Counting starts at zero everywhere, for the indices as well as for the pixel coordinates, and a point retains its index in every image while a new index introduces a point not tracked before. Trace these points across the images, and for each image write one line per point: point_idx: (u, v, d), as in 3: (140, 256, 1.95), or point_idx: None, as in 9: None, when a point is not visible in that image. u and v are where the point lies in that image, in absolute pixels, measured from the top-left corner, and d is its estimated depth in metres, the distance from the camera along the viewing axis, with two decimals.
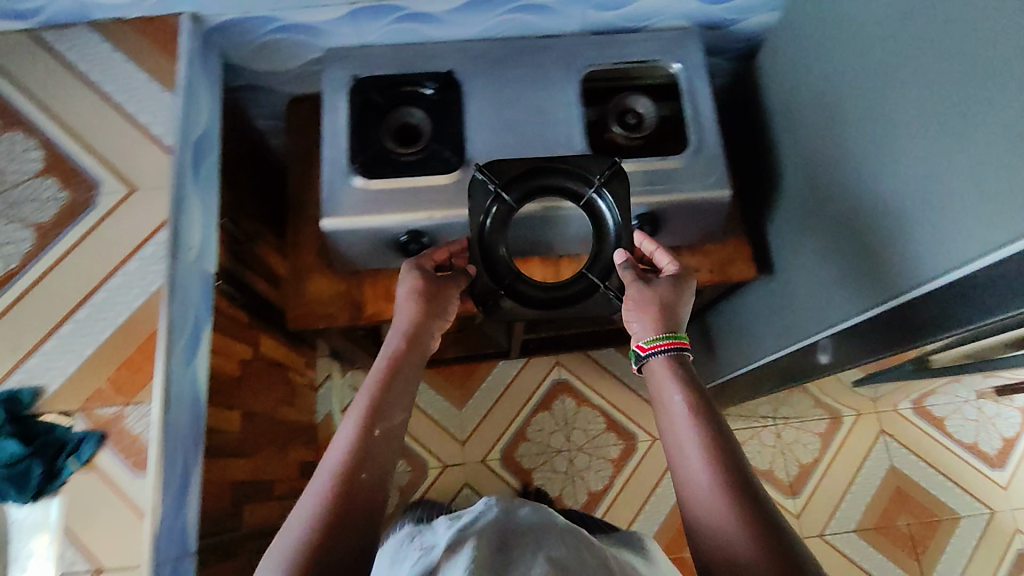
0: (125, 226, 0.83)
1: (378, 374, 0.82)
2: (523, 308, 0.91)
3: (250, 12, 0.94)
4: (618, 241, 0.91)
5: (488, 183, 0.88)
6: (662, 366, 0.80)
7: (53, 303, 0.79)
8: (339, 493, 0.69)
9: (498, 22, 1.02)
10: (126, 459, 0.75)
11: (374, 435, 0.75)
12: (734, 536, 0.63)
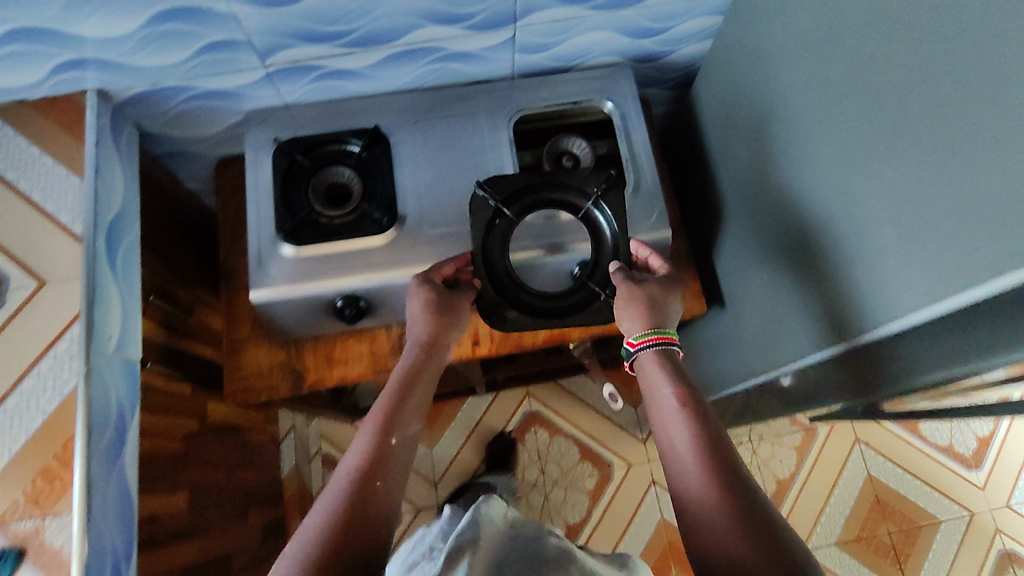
0: (32, 324, 0.78)
1: (392, 383, 0.80)
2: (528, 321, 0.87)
3: (159, 84, 0.91)
4: (616, 249, 0.88)
5: (488, 200, 0.85)
6: (651, 358, 0.79)
7: None
8: (350, 501, 0.66)
9: (423, 72, 1.00)
10: None
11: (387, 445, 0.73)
12: (725, 526, 0.62)
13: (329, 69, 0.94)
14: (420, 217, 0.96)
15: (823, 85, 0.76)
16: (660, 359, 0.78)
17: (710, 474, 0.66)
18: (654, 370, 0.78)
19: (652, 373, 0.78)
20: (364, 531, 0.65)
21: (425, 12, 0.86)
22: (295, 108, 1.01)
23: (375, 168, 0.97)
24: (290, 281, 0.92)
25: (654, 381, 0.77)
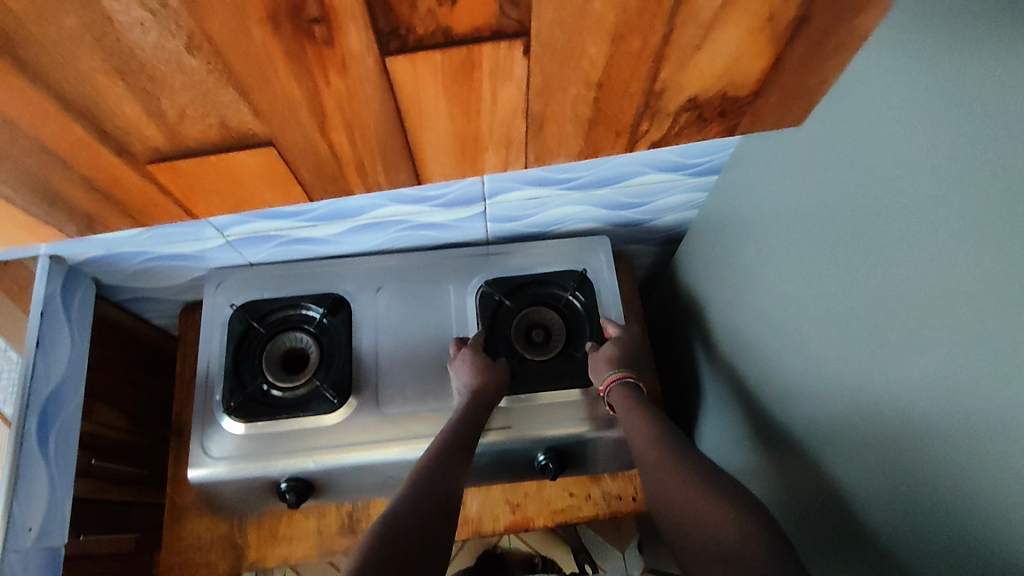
0: None
1: (441, 435, 0.78)
2: (524, 388, 0.89)
3: (114, 250, 0.89)
4: (590, 324, 0.93)
5: (491, 294, 0.94)
6: (615, 392, 0.83)
7: None
8: (402, 526, 0.62)
9: (392, 237, 0.97)
10: None
11: (434, 485, 0.69)
12: (709, 517, 0.63)
13: (293, 237, 0.92)
14: (377, 394, 0.91)
15: (802, 313, 0.71)
16: (624, 393, 0.82)
17: (689, 484, 0.67)
18: (623, 406, 0.81)
19: (619, 410, 0.81)
20: (425, 528, 0.63)
21: (390, 196, 0.84)
22: (259, 267, 0.99)
23: (334, 338, 0.93)
24: (234, 462, 0.86)
25: (624, 419, 0.79)
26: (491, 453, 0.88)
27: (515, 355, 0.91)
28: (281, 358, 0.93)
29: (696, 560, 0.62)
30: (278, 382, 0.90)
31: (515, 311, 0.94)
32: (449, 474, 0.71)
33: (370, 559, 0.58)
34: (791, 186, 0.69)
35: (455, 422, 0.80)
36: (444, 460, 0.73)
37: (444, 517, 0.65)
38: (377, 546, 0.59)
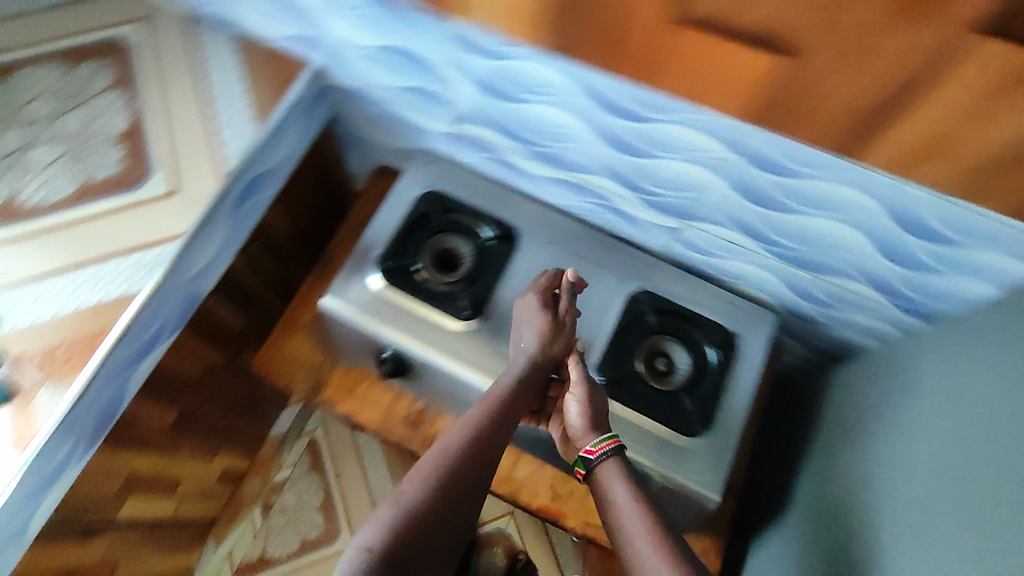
0: (148, 225, 0.85)
1: (494, 396, 0.77)
2: (623, 398, 0.88)
3: (366, 89, 0.99)
4: (714, 383, 0.89)
5: (637, 300, 0.93)
6: (606, 465, 0.76)
7: (51, 252, 0.84)
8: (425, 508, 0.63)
9: (584, 206, 0.99)
10: (14, 433, 0.75)
11: (467, 458, 0.69)
12: None
13: (506, 156, 0.98)
14: (499, 326, 0.93)
15: (938, 492, 0.65)
16: (620, 468, 0.75)
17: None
18: (614, 480, 0.74)
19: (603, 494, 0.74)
20: (443, 520, 0.64)
21: (608, 167, 0.86)
22: (461, 167, 1.05)
23: (490, 260, 0.97)
24: (359, 311, 0.93)
25: (616, 492, 0.73)
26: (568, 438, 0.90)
27: (630, 366, 0.90)
28: (439, 251, 0.99)
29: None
30: (427, 269, 0.96)
31: (656, 332, 0.92)
32: (480, 460, 0.70)
33: (391, 545, 0.59)
34: (1016, 373, 0.62)
35: (511, 388, 0.79)
36: (483, 438, 0.72)
37: (465, 506, 0.67)
38: (397, 531, 0.60)
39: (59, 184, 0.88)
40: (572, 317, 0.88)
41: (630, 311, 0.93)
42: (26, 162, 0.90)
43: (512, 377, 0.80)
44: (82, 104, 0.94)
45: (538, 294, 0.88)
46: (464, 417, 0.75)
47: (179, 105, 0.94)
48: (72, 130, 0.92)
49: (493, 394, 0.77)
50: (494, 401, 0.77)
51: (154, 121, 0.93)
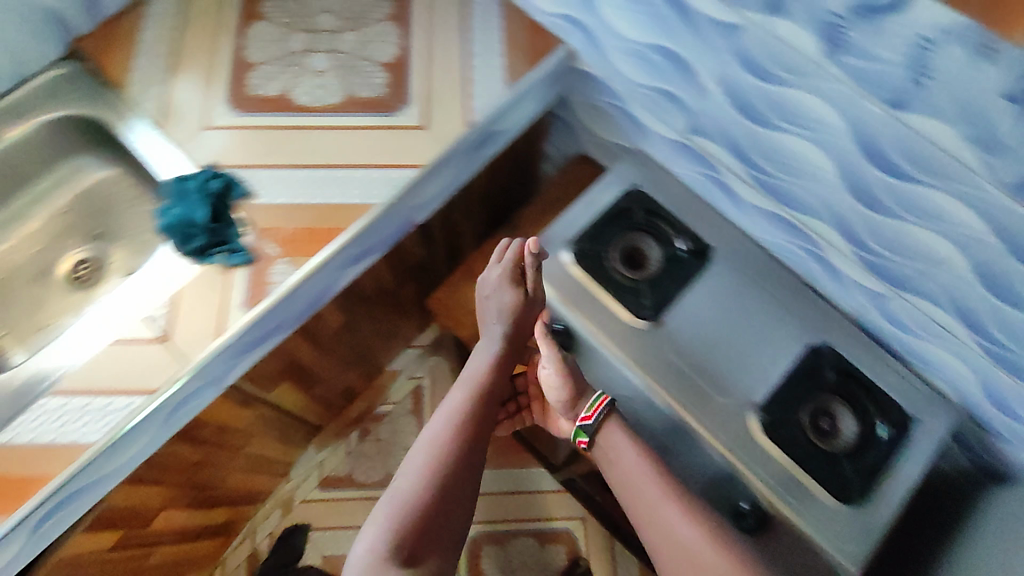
0: (396, 148, 0.94)
1: (475, 384, 0.89)
2: (781, 445, 0.87)
3: (608, 80, 1.02)
4: (877, 460, 0.87)
5: (819, 354, 0.92)
6: (610, 424, 0.89)
7: (309, 147, 0.93)
8: (427, 500, 0.79)
9: (787, 248, 0.98)
10: (248, 290, 0.84)
11: (454, 445, 0.84)
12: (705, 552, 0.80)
13: (721, 179, 0.97)
14: (673, 336, 0.93)
15: None
16: (621, 429, 0.89)
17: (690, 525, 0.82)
18: (617, 441, 0.88)
19: (612, 453, 0.88)
20: (439, 505, 0.79)
21: (838, 218, 0.85)
22: (671, 176, 1.05)
23: (679, 270, 0.96)
24: (545, 279, 0.97)
25: (621, 453, 0.88)
26: (710, 460, 0.90)
27: (796, 416, 0.88)
28: (631, 248, 1.00)
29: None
30: (616, 262, 0.98)
31: (830, 390, 0.90)
32: (461, 446, 0.84)
33: (394, 540, 0.75)
34: None
35: (488, 376, 0.90)
36: (462, 427, 0.86)
37: (458, 490, 0.81)
38: (399, 518, 0.77)
39: (326, 93, 0.98)
40: (538, 291, 0.90)
41: (809, 362, 0.91)
42: (303, 67, 1.00)
43: (487, 362, 0.91)
44: (360, 28, 1.03)
45: (507, 268, 0.88)
46: (443, 410, 0.89)
47: (441, 50, 1.01)
48: (347, 48, 1.01)
49: (464, 384, 0.90)
50: (476, 389, 0.89)
51: (416, 59, 1.00)
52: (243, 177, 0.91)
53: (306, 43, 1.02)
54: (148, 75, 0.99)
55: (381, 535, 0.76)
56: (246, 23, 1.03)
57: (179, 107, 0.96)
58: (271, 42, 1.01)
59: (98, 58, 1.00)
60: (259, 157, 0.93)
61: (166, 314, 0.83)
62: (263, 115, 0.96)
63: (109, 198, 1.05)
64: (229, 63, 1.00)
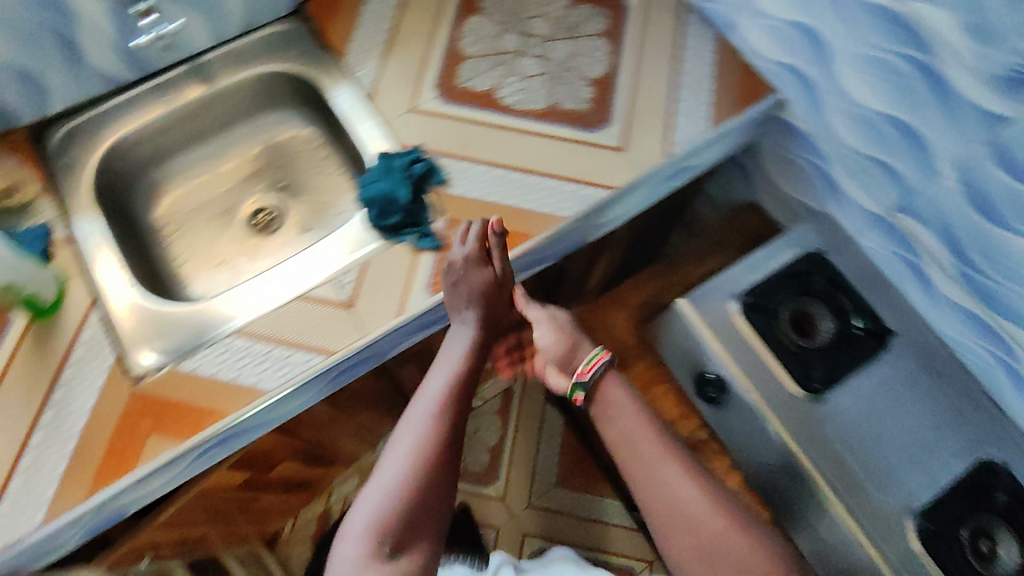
0: (593, 166, 0.93)
1: (453, 367, 0.83)
2: (926, 553, 0.83)
3: (815, 139, 0.96)
4: None
5: (990, 470, 0.85)
6: (610, 386, 0.84)
7: (506, 148, 0.94)
8: (411, 483, 0.73)
9: (977, 355, 0.87)
10: (432, 275, 0.86)
11: (440, 425, 0.78)
12: (713, 526, 0.74)
13: (920, 266, 0.89)
14: (832, 413, 0.90)
15: None
16: (619, 386, 0.84)
17: (697, 498, 0.75)
18: (611, 399, 0.83)
19: (608, 412, 0.82)
20: (419, 491, 0.73)
21: None
22: (856, 249, 0.97)
23: (852, 349, 0.92)
24: (708, 325, 0.96)
25: (619, 416, 0.81)
26: (854, 549, 0.89)
27: (949, 528, 0.84)
28: (802, 314, 0.96)
29: (710, 563, 0.73)
30: (786, 324, 0.95)
31: (998, 514, 0.83)
32: (439, 431, 0.77)
33: (385, 516, 0.71)
34: None
35: (468, 354, 0.84)
36: (439, 415, 0.79)
37: (444, 475, 0.76)
38: (381, 509, 0.72)
39: (531, 98, 0.97)
40: (507, 269, 0.87)
41: (978, 477, 0.85)
42: (512, 67, 1.00)
43: (465, 345, 0.85)
44: (573, 39, 1.02)
45: (474, 249, 0.84)
46: (420, 397, 0.82)
47: (651, 76, 0.99)
48: (557, 58, 1.01)
49: (444, 370, 0.83)
50: (454, 371, 0.83)
51: (624, 81, 0.99)
52: (441, 165, 0.93)
53: (519, 45, 1.02)
54: (364, 48, 1.01)
55: (366, 524, 0.72)
56: (463, 13, 1.04)
57: (389, 84, 0.99)
58: (485, 37, 1.02)
59: (320, 22, 1.03)
60: (458, 149, 0.94)
61: (355, 281, 0.86)
62: (467, 108, 0.97)
63: (299, 156, 1.09)
64: (442, 51, 1.01)
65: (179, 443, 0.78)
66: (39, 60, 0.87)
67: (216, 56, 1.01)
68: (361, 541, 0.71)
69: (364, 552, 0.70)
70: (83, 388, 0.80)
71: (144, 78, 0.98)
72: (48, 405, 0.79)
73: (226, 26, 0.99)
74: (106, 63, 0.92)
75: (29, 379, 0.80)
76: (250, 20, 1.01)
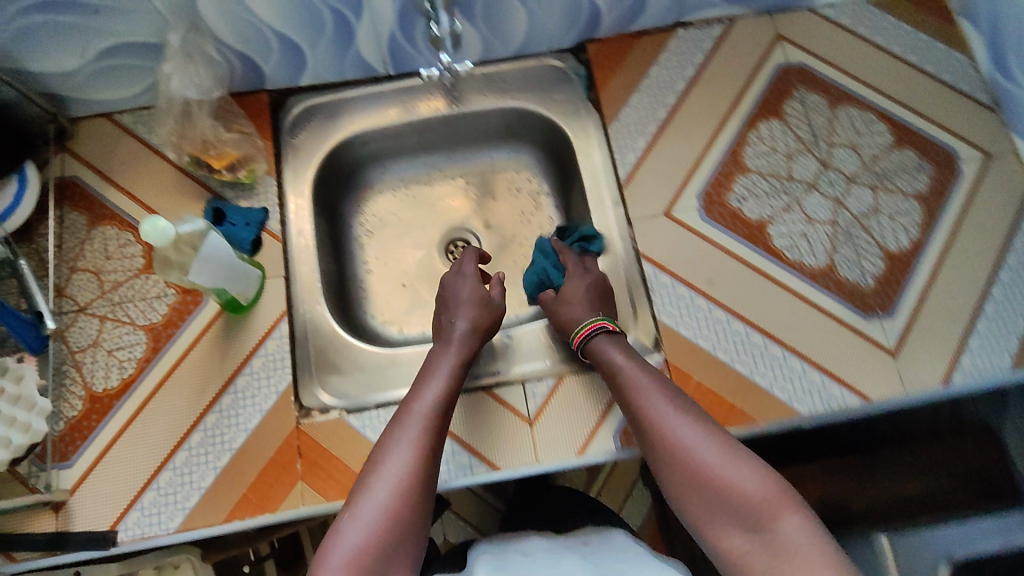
0: (852, 364, 0.78)
1: (441, 382, 0.71)
2: None
3: None
4: None
5: None
6: (608, 349, 0.73)
7: (758, 303, 0.81)
8: (396, 494, 0.60)
9: None
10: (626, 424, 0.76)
11: (417, 424, 0.66)
12: (709, 458, 0.61)
13: None
14: None
15: None
16: (610, 345, 0.73)
17: (690, 433, 0.63)
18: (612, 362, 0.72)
19: (604, 366, 0.73)
20: (401, 524, 0.59)
21: None
22: None
23: None
24: None
25: (620, 366, 0.71)
26: None
27: None
28: None
29: (705, 504, 0.61)
30: None
31: None
32: (427, 450, 0.64)
33: (365, 533, 0.58)
34: None
35: (452, 373, 0.72)
36: (427, 433, 0.65)
37: (426, 508, 0.62)
38: (360, 544, 0.57)
39: (805, 249, 0.82)
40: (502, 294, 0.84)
41: None
42: (795, 202, 0.84)
43: (451, 358, 0.74)
44: (879, 192, 0.85)
45: (470, 261, 0.85)
46: (406, 410, 0.68)
47: (955, 272, 0.82)
48: (852, 209, 0.84)
49: (436, 384, 0.71)
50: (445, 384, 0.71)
51: (923, 269, 0.82)
52: (681, 294, 0.81)
53: (812, 176, 0.85)
54: (636, 118, 0.88)
55: (339, 557, 0.56)
56: (759, 114, 0.88)
57: (649, 173, 0.86)
58: (775, 152, 0.86)
59: (597, 70, 0.90)
60: (703, 282, 0.81)
61: (545, 398, 0.78)
62: (728, 235, 0.83)
63: (514, 196, 0.98)
64: (721, 154, 0.86)
65: (324, 501, 0.74)
66: (312, 42, 0.80)
67: (476, 74, 0.91)
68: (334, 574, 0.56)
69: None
70: (250, 402, 0.78)
71: (395, 76, 0.90)
72: (216, 407, 0.77)
73: (499, 45, 0.88)
74: (368, 56, 0.84)
75: (205, 374, 0.78)
76: (525, 46, 0.89)
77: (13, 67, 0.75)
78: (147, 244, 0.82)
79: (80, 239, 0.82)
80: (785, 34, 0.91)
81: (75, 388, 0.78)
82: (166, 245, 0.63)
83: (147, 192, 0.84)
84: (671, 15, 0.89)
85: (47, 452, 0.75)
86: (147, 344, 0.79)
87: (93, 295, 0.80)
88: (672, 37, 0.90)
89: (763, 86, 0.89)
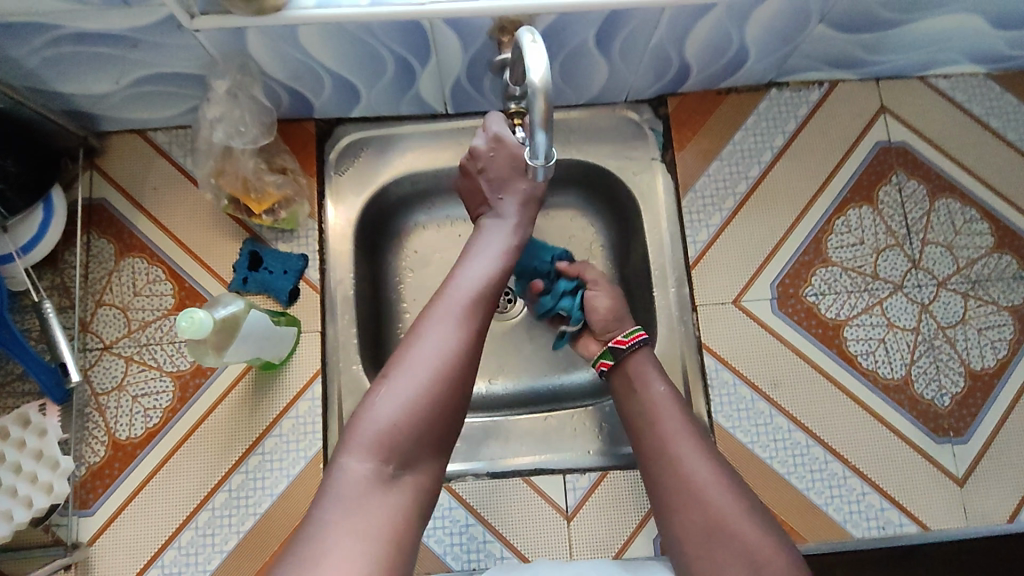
0: (915, 489, 0.74)
1: (493, 256, 0.64)
2: None
3: None
4: None
5: None
6: (640, 361, 0.72)
7: (824, 412, 0.76)
8: (433, 378, 0.55)
9: None
10: None
11: (469, 298, 0.60)
12: (724, 505, 0.59)
13: None
14: None
15: None
16: (646, 360, 0.72)
17: (710, 475, 0.62)
18: (643, 375, 0.71)
19: (638, 386, 0.70)
20: (442, 400, 0.55)
21: None
22: None
23: None
24: None
25: (650, 385, 0.70)
26: None
27: None
28: None
29: (716, 553, 0.58)
30: None
31: None
32: (479, 321, 0.59)
33: (395, 414, 0.54)
34: None
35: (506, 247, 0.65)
36: (478, 302, 0.60)
37: (471, 381, 0.58)
38: (393, 420, 0.54)
39: (881, 358, 0.77)
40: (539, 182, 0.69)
41: None
42: (877, 304, 0.78)
43: (507, 226, 0.67)
44: (970, 301, 0.78)
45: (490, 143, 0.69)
46: (455, 279, 0.62)
47: None
48: (937, 318, 0.78)
49: (485, 256, 0.64)
50: (496, 258, 0.64)
51: (1005, 392, 0.76)
52: (742, 396, 0.76)
53: (899, 276, 0.78)
54: (714, 190, 0.80)
55: (372, 431, 0.53)
56: (850, 199, 0.80)
57: (721, 254, 0.79)
58: (863, 245, 0.79)
59: (675, 129, 0.81)
60: (766, 384, 0.76)
61: (585, 492, 0.74)
62: (800, 334, 0.77)
63: None
64: (802, 239, 0.79)
65: None
66: (370, 82, 0.72)
67: None
68: (364, 451, 0.53)
69: (366, 473, 0.52)
70: (278, 465, 0.74)
71: (455, 114, 0.82)
72: (243, 467, 0.74)
73: (572, 94, 0.79)
74: (429, 97, 0.76)
75: (233, 431, 0.75)
76: (600, 95, 0.81)
77: (40, 87, 0.67)
78: (177, 282, 0.77)
79: (107, 270, 0.77)
80: (890, 107, 0.81)
81: (98, 432, 0.74)
82: (211, 335, 0.59)
83: (180, 224, 0.78)
84: (767, 75, 0.80)
85: (69, 499, 0.72)
86: (174, 394, 0.75)
87: (119, 333, 0.76)
88: (764, 99, 0.81)
89: (858, 166, 0.80)
